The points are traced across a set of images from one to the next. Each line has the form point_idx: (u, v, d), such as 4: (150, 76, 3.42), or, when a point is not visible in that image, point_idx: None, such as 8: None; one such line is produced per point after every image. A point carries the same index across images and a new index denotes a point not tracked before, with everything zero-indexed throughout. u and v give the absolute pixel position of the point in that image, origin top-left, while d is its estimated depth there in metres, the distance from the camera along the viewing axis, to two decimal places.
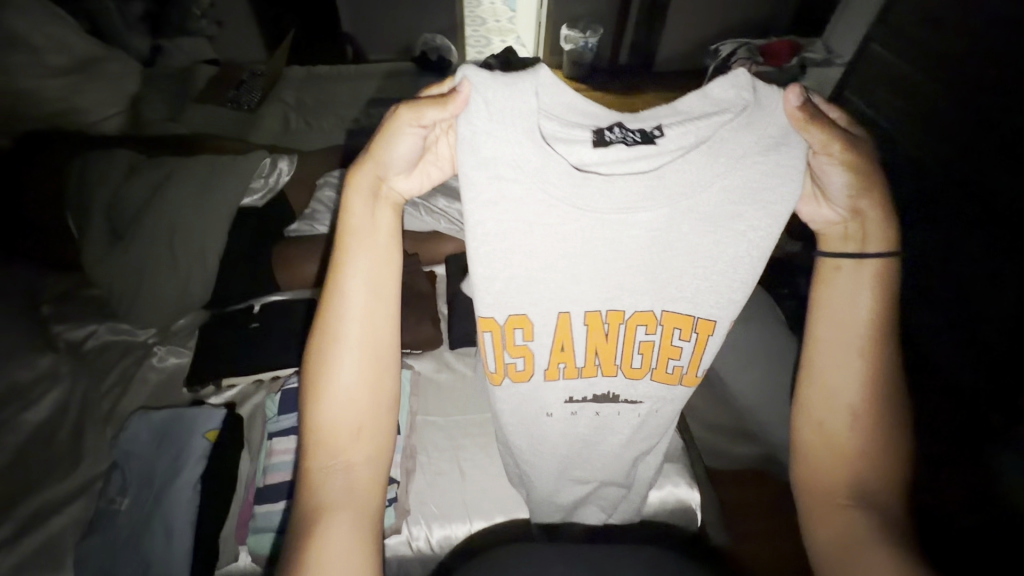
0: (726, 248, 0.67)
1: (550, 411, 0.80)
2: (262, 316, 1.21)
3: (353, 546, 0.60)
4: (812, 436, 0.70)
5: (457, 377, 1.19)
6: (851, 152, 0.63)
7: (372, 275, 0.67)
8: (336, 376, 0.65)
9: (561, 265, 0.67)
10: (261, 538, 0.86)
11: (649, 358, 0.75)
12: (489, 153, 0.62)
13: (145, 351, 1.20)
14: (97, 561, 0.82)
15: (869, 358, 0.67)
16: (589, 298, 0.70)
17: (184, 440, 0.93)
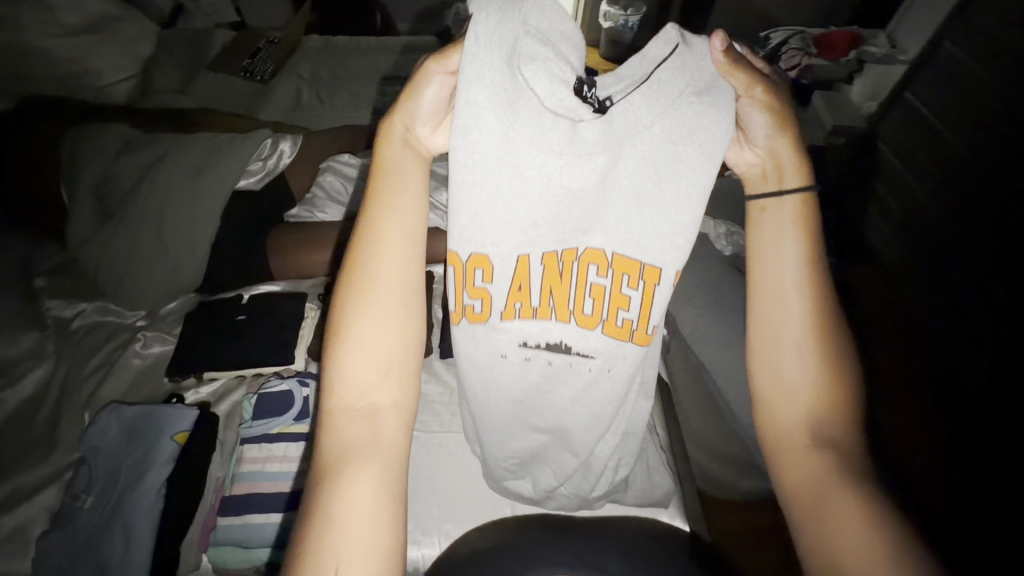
0: (665, 196, 0.57)
1: (505, 353, 0.66)
2: (249, 309, 1.16)
3: (378, 501, 0.53)
4: (766, 383, 0.60)
5: (443, 389, 1.13)
6: (768, 93, 0.56)
7: (403, 213, 0.57)
8: (365, 319, 0.55)
9: (526, 203, 0.58)
10: (222, 551, 0.84)
11: (600, 306, 0.63)
12: (473, 85, 0.53)
13: (130, 335, 1.17)
14: (56, 559, 0.81)
15: (809, 293, 0.57)
16: (548, 234, 0.61)
17: (152, 440, 0.90)
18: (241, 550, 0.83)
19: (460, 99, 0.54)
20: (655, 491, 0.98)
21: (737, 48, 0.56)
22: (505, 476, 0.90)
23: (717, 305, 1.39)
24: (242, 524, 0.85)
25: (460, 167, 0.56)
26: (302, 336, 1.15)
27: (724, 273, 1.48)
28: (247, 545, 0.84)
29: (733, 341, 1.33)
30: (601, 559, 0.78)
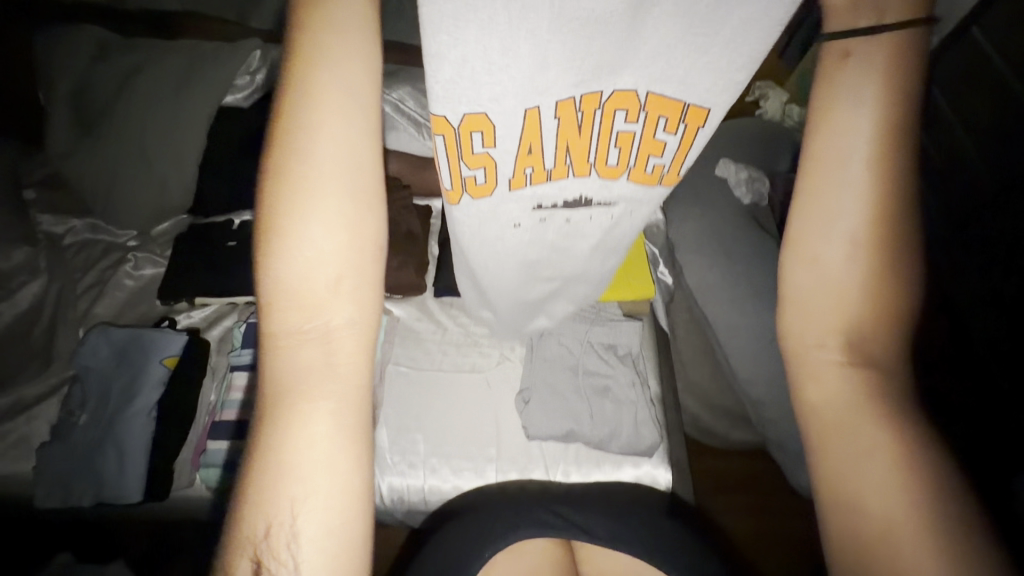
0: (719, 31, 0.45)
1: (518, 221, 0.67)
2: (240, 235, 1.13)
3: (336, 452, 0.39)
4: (805, 298, 0.43)
5: (436, 328, 1.11)
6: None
7: (348, 54, 0.36)
8: (302, 206, 0.36)
9: (529, 45, 0.44)
10: (212, 473, 0.86)
11: (627, 154, 0.59)
12: None
13: (122, 255, 1.15)
14: (57, 470, 0.84)
15: (879, 172, 0.39)
16: (560, 85, 0.49)
17: (142, 363, 0.91)
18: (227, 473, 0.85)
19: None
20: (639, 442, 0.97)
21: None
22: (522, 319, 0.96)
23: (718, 256, 1.35)
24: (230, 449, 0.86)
25: None
26: None
27: (737, 224, 1.41)
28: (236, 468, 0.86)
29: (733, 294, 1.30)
30: (581, 514, 0.86)
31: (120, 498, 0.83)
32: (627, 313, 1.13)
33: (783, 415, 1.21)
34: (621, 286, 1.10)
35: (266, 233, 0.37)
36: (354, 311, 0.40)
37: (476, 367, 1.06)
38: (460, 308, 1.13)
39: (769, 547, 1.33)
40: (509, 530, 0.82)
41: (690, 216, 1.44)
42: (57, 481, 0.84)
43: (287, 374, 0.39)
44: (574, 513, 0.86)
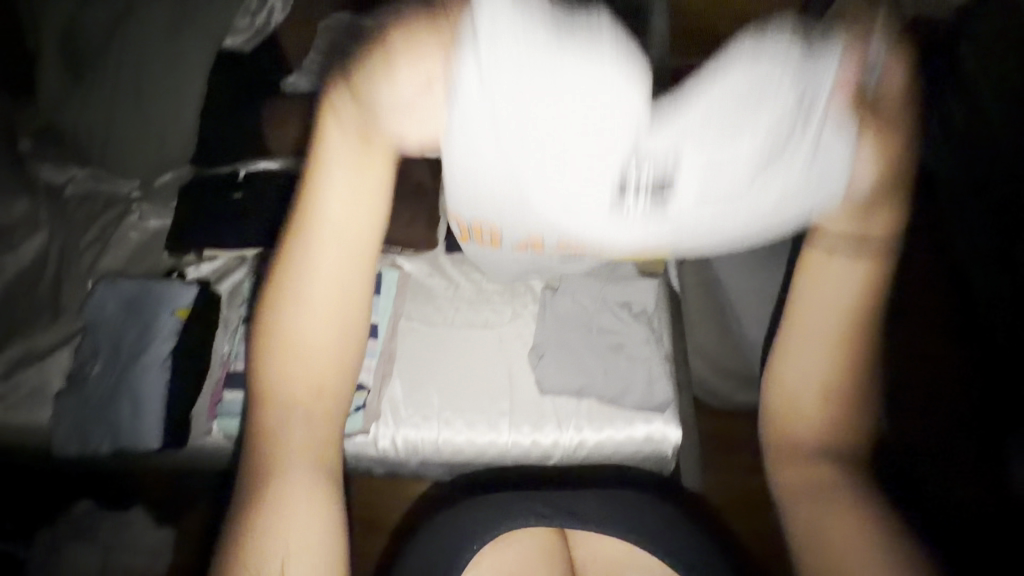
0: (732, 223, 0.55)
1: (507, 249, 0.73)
2: (246, 186, 1.10)
3: (307, 522, 0.48)
4: (792, 401, 0.60)
5: (448, 284, 1.09)
6: (886, 126, 0.50)
7: (352, 173, 0.48)
8: (297, 319, 0.47)
9: (565, 190, 0.51)
10: (231, 422, 0.86)
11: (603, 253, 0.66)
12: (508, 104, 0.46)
13: (126, 207, 1.12)
14: (74, 418, 0.85)
15: (854, 315, 0.55)
16: (563, 229, 0.57)
17: (152, 315, 0.90)
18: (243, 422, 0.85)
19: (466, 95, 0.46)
20: (653, 398, 0.97)
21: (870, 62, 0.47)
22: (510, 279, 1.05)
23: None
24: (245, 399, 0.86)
25: (454, 155, 0.50)
26: None
27: None
28: None
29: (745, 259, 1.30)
30: (566, 501, 0.87)
31: (139, 445, 0.84)
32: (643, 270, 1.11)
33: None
34: None
35: (266, 335, 0.48)
36: (328, 395, 0.50)
37: (489, 323, 1.05)
38: (472, 264, 1.11)
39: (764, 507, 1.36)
40: (502, 522, 0.83)
41: None
42: (75, 428, 0.85)
43: (269, 449, 0.48)
44: (560, 501, 0.87)
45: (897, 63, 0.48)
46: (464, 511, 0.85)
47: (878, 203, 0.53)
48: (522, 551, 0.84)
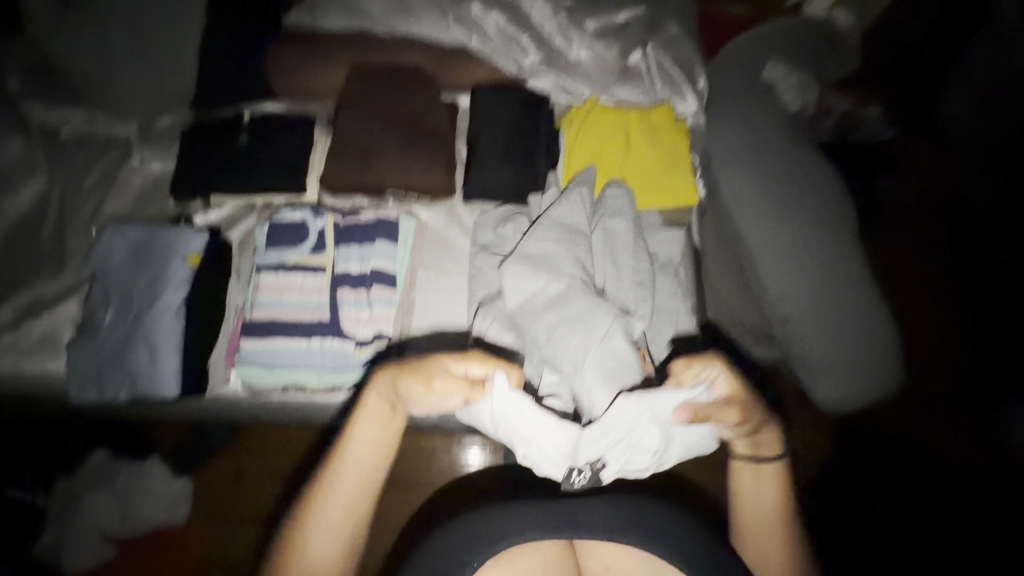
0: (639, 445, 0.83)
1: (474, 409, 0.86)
2: (252, 129, 1.04)
3: None
4: (751, 555, 0.85)
5: (465, 234, 1.06)
6: (737, 407, 0.85)
7: (367, 445, 0.80)
8: (317, 519, 0.74)
9: (516, 438, 0.83)
10: (249, 370, 0.86)
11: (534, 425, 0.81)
12: (500, 411, 0.82)
13: (125, 150, 1.06)
14: (88, 366, 0.83)
15: (773, 514, 0.85)
16: (502, 422, 0.83)
17: (163, 262, 0.87)
18: (266, 371, 0.86)
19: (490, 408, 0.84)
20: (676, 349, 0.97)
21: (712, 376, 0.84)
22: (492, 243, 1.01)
23: (760, 171, 1.29)
24: (265, 348, 0.86)
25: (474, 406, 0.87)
26: (312, 165, 1.06)
27: (781, 140, 1.33)
28: (272, 366, 0.86)
29: (769, 220, 1.26)
30: (575, 515, 0.79)
31: (157, 393, 0.83)
32: (668, 221, 1.07)
33: (811, 330, 1.20)
34: (667, 194, 1.03)
35: (297, 525, 0.75)
36: None
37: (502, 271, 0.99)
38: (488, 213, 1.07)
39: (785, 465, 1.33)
40: (503, 537, 0.76)
41: (732, 126, 1.33)
42: (90, 377, 0.83)
43: None
44: (569, 514, 0.80)
45: (722, 381, 0.84)
46: (469, 525, 0.79)
47: (760, 427, 0.87)
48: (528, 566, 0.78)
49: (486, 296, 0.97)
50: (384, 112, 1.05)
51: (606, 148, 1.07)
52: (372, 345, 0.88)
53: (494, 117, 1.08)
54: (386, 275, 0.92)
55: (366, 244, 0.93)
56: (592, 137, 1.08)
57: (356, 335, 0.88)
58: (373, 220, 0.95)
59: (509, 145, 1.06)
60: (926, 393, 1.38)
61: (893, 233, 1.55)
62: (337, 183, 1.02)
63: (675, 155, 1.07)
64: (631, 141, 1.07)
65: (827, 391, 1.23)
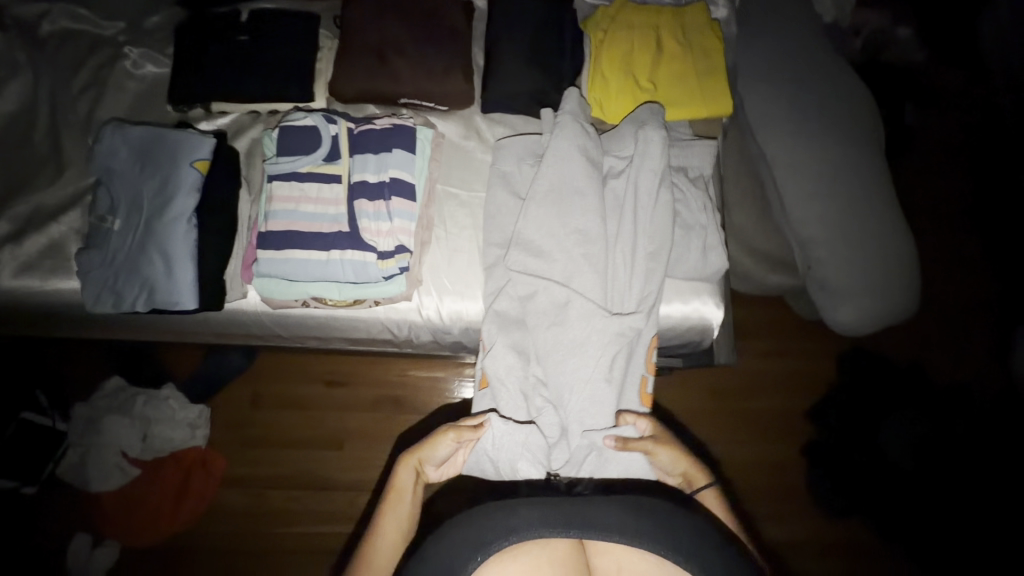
0: (614, 471, 0.80)
1: (486, 443, 0.81)
2: (253, 28, 0.96)
3: None
4: None
5: (485, 148, 1.00)
6: (661, 443, 0.81)
7: (399, 521, 0.75)
8: None
9: (498, 460, 0.80)
10: (268, 283, 0.83)
11: (520, 448, 0.79)
12: (484, 446, 0.81)
13: (113, 50, 0.98)
14: (102, 275, 0.80)
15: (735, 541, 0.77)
16: (487, 446, 0.80)
17: (170, 167, 0.81)
18: (286, 283, 0.83)
19: (480, 443, 0.81)
20: (707, 267, 0.94)
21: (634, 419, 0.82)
22: (513, 167, 0.94)
23: (791, 95, 1.21)
24: (281, 260, 0.82)
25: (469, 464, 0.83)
26: (320, 69, 0.98)
27: (816, 56, 1.26)
28: (292, 278, 0.83)
29: (803, 157, 1.19)
30: (587, 512, 0.65)
31: (173, 304, 0.80)
32: (696, 135, 1.03)
33: (835, 254, 1.18)
34: (697, 104, 0.98)
35: None
36: None
37: (517, 189, 0.94)
38: (508, 126, 1.02)
39: (794, 393, 1.37)
40: (512, 532, 0.62)
41: (765, 38, 1.25)
42: (104, 286, 0.80)
43: None
44: (579, 511, 0.65)
45: (643, 418, 0.82)
46: (467, 526, 0.64)
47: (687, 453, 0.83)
48: (532, 561, 0.66)
49: (501, 241, 0.91)
50: (396, 9, 0.97)
51: (635, 54, 1.00)
52: (395, 257, 0.84)
53: (516, 17, 1.00)
54: (406, 185, 0.88)
55: (383, 153, 0.88)
56: (621, 41, 1.00)
57: (378, 247, 0.84)
58: (390, 127, 0.90)
59: (531, 51, 0.99)
60: (939, 325, 1.38)
61: (919, 161, 1.50)
62: (349, 89, 0.95)
63: (708, 61, 0.99)
64: (661, 47, 1.00)
65: (848, 314, 1.21)
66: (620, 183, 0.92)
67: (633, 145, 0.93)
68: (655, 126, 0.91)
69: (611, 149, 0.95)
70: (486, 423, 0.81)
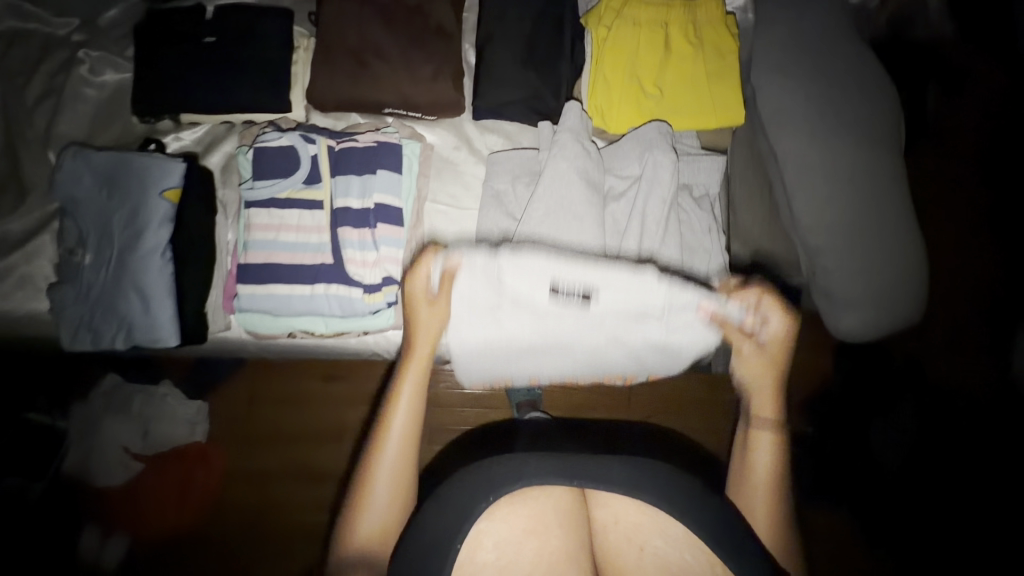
0: (632, 300, 0.72)
1: (479, 271, 0.73)
2: (220, 28, 0.88)
3: None
4: None
5: (478, 160, 0.94)
6: (762, 348, 0.71)
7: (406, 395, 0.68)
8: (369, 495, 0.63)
9: (497, 291, 0.75)
10: (250, 317, 0.79)
11: (518, 273, 0.72)
12: (475, 280, 0.74)
13: (69, 53, 0.89)
14: (77, 312, 0.76)
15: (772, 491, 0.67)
16: (479, 276, 0.73)
17: (137, 196, 0.75)
18: (269, 318, 0.79)
19: (467, 274, 0.74)
20: None
21: (760, 303, 0.71)
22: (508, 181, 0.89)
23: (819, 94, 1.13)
24: (264, 294, 0.78)
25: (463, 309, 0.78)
26: (296, 74, 0.90)
27: (838, 44, 1.16)
28: (276, 313, 0.79)
29: (819, 164, 1.11)
30: (598, 470, 0.62)
31: (155, 342, 0.77)
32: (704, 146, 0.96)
33: (844, 264, 1.12)
34: (706, 114, 0.90)
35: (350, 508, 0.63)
36: None
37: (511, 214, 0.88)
38: (502, 135, 0.95)
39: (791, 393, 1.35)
40: (520, 479, 0.61)
41: (783, 23, 1.15)
42: (80, 324, 0.76)
43: None
44: (590, 469, 0.62)
45: (773, 307, 0.70)
46: (476, 480, 0.62)
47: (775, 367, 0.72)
48: (540, 507, 0.63)
49: None
50: (376, 5, 0.87)
51: (641, 54, 0.91)
52: (383, 291, 0.80)
53: (509, 11, 0.91)
54: (392, 210, 0.82)
55: (367, 175, 0.83)
56: (626, 37, 0.91)
57: (364, 280, 0.80)
58: (373, 144, 0.84)
59: (526, 52, 0.90)
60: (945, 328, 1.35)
61: (937, 152, 1.42)
62: (328, 99, 0.88)
63: (722, 64, 0.91)
64: (670, 47, 0.91)
65: (851, 322, 1.17)
66: (622, 207, 0.87)
67: (638, 165, 0.88)
68: (664, 148, 0.86)
69: (613, 168, 0.90)
70: (451, 262, 0.72)
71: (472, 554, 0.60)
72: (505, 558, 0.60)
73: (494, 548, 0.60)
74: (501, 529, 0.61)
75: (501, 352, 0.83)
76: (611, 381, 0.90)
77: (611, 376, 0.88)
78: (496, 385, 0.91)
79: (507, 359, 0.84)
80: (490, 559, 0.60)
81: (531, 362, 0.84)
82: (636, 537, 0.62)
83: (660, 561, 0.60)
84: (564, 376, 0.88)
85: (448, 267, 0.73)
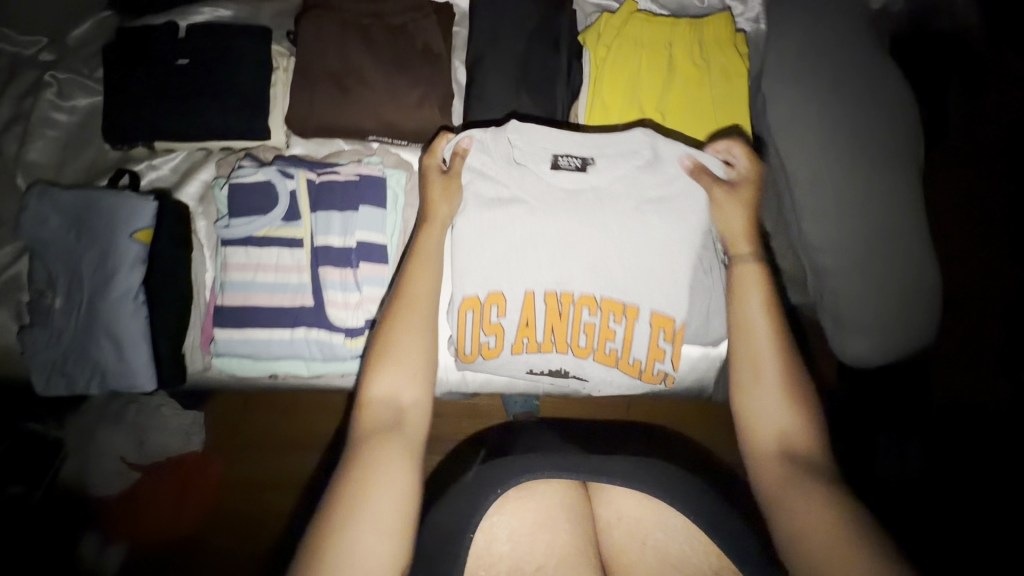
0: (625, 163, 0.79)
1: (487, 146, 0.80)
2: (193, 48, 0.82)
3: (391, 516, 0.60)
4: (746, 398, 0.72)
5: None
6: (737, 197, 0.80)
7: (428, 255, 0.77)
8: (396, 342, 0.70)
9: (504, 172, 0.80)
10: (229, 361, 0.77)
11: (522, 135, 0.79)
12: (484, 162, 0.80)
13: (36, 74, 0.85)
14: (50, 357, 0.74)
15: (773, 325, 0.74)
16: (487, 160, 0.80)
17: (107, 239, 0.72)
18: (248, 362, 0.76)
19: (476, 156, 0.80)
20: (710, 334, 0.85)
21: (736, 154, 0.81)
22: None
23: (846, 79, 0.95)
24: (242, 338, 0.75)
25: (470, 205, 0.80)
26: (274, 96, 0.85)
27: (856, 51, 0.95)
28: (255, 358, 0.76)
29: (827, 178, 0.91)
30: (586, 462, 0.70)
31: (132, 387, 0.75)
32: None
33: (850, 272, 0.90)
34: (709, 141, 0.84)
35: (372, 370, 0.70)
36: (399, 459, 0.63)
37: None
38: None
39: None
40: (515, 477, 0.68)
41: (795, 26, 0.97)
42: (54, 370, 0.74)
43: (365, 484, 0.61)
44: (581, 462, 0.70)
45: (744, 154, 0.81)
46: (476, 484, 0.68)
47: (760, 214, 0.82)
48: (546, 500, 0.70)
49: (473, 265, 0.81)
50: (358, 24, 0.81)
51: (641, 78, 0.85)
52: (365, 335, 0.77)
53: (501, 29, 0.85)
54: (375, 248, 0.78)
55: (349, 211, 0.78)
56: (627, 62, 0.85)
57: (345, 324, 0.77)
58: (355, 178, 0.79)
59: (519, 74, 0.84)
60: None
61: None
62: (309, 125, 0.83)
63: (729, 89, 0.84)
64: (673, 70, 0.85)
65: (858, 345, 0.92)
66: None
67: None
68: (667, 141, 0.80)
69: None
70: (467, 136, 0.80)
71: (488, 544, 0.66)
72: (519, 549, 0.66)
73: (508, 539, 0.67)
74: (513, 522, 0.68)
75: (498, 264, 0.79)
76: (610, 331, 0.79)
77: (609, 313, 0.79)
78: (481, 338, 0.81)
79: (504, 275, 0.79)
80: (505, 550, 0.66)
81: (525, 277, 0.79)
82: (637, 531, 0.68)
83: (660, 553, 0.66)
84: (558, 315, 0.79)
85: (460, 146, 0.80)
